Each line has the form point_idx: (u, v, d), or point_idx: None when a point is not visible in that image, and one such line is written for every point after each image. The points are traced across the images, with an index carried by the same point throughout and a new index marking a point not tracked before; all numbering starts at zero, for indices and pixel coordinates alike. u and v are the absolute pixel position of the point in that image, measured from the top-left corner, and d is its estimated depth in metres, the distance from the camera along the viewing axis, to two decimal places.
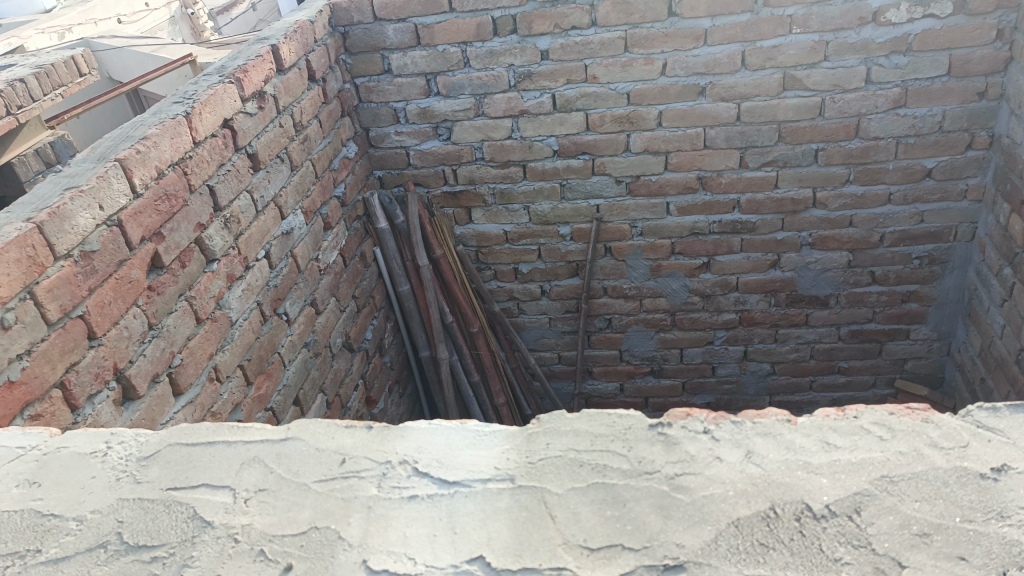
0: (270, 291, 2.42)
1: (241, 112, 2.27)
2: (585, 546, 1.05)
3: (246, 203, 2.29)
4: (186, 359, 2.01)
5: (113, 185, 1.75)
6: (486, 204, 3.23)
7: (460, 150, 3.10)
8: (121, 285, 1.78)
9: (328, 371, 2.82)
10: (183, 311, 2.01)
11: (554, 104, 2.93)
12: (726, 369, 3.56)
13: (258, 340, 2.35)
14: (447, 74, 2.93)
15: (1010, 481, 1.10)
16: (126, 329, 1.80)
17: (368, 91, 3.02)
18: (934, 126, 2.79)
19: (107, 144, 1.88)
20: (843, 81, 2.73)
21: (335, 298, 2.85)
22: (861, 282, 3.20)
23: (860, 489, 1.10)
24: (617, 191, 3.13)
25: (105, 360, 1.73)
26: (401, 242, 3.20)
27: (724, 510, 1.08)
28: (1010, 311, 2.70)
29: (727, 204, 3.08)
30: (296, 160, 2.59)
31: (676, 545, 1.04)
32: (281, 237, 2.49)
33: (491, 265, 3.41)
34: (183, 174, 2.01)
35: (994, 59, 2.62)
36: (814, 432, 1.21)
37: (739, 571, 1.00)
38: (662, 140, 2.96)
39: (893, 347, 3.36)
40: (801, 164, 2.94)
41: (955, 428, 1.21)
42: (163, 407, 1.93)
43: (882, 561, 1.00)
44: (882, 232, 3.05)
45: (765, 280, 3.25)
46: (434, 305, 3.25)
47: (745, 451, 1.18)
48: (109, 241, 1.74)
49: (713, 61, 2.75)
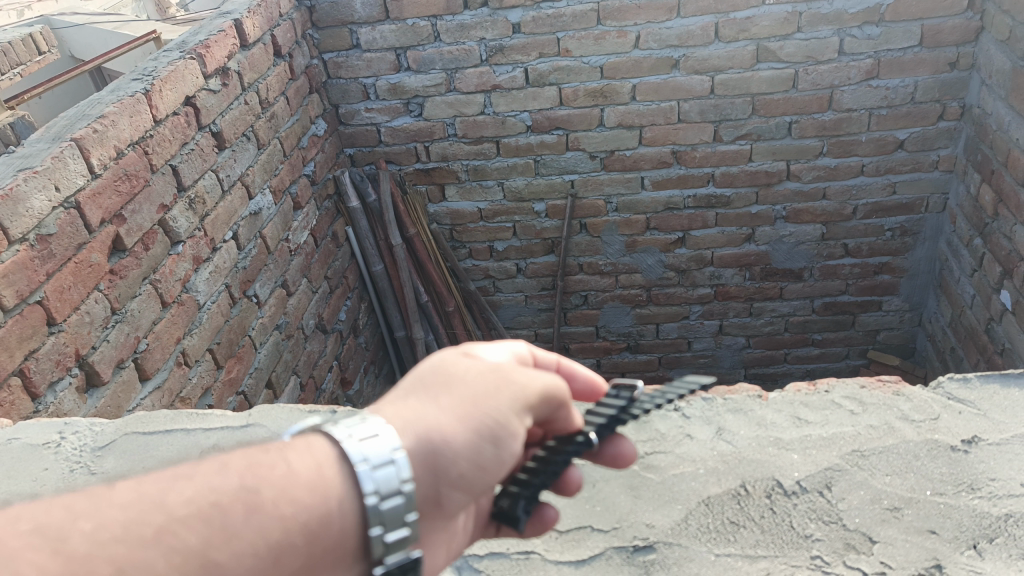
0: (239, 274, 2.36)
1: (204, 89, 2.20)
2: (554, 529, 1.13)
3: (211, 183, 2.22)
4: (153, 344, 1.96)
5: (69, 165, 1.68)
6: (460, 181, 3.18)
7: (432, 126, 3.04)
8: (81, 269, 1.72)
9: (302, 353, 2.77)
10: (147, 295, 1.95)
11: (527, 78, 2.88)
12: (701, 344, 3.57)
13: (228, 323, 2.30)
14: (417, 49, 2.87)
15: (979, 454, 1.15)
16: (88, 314, 1.74)
17: (336, 66, 2.95)
18: (906, 97, 2.78)
19: (62, 123, 1.81)
20: (816, 52, 2.71)
21: (306, 279, 2.80)
22: (835, 254, 3.21)
23: (831, 464, 1.15)
24: (592, 166, 3.09)
25: (66, 346, 1.68)
26: (373, 221, 3.16)
27: (695, 489, 1.15)
28: (980, 281, 2.72)
29: (702, 178, 3.06)
30: (263, 138, 2.52)
31: (646, 526, 1.10)
32: (249, 218, 2.42)
33: (466, 243, 3.37)
34: (144, 154, 1.94)
35: (965, 29, 2.61)
36: (785, 408, 1.27)
37: (709, 550, 1.06)
38: (635, 114, 2.93)
39: (866, 319, 3.39)
40: (775, 137, 2.92)
41: (926, 401, 1.26)
42: (129, 393, 1.89)
43: (853, 537, 1.05)
44: (855, 204, 3.06)
45: (740, 254, 3.25)
46: (408, 285, 3.22)
47: (715, 428, 1.25)
48: (67, 224, 1.68)
49: (686, 33, 2.72)
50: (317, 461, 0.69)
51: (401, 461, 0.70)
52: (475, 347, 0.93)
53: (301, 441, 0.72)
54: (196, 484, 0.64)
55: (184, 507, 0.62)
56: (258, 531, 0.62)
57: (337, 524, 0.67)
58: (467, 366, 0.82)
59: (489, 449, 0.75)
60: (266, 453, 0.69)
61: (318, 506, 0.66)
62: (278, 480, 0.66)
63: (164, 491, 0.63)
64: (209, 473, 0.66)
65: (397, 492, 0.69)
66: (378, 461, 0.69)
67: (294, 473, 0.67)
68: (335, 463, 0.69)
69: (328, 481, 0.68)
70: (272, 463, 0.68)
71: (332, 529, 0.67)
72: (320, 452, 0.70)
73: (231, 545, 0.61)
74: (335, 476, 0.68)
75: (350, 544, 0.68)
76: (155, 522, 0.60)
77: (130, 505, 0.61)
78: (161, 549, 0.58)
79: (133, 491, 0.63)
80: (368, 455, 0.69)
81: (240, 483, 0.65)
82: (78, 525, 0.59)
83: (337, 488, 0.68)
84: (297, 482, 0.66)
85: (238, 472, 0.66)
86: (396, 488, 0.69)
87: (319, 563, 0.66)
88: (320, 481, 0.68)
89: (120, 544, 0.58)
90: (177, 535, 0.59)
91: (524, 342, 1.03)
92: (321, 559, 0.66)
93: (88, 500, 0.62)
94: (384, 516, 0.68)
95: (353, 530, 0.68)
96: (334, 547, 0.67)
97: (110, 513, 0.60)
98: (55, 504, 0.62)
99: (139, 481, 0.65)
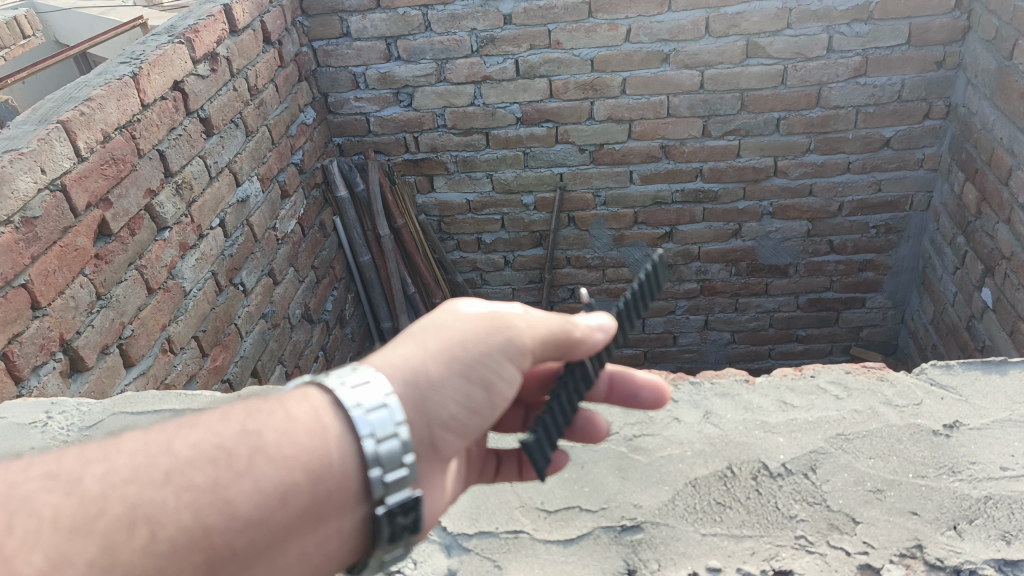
0: (225, 261, 2.35)
1: (192, 74, 2.19)
2: (542, 509, 1.15)
3: (198, 169, 2.21)
4: (138, 330, 1.95)
5: (55, 148, 1.67)
6: (449, 172, 3.18)
7: (421, 117, 3.03)
8: (66, 253, 1.71)
9: (288, 342, 2.76)
10: (133, 280, 1.94)
11: (517, 70, 2.88)
12: (687, 339, 3.59)
13: (214, 310, 2.29)
14: (407, 38, 2.86)
15: (961, 438, 1.18)
16: (73, 298, 1.73)
17: (326, 55, 2.93)
18: (893, 95, 2.80)
19: (49, 105, 1.79)
20: (806, 49, 2.72)
21: (293, 268, 2.79)
22: (820, 251, 3.24)
23: (816, 447, 1.18)
24: (581, 159, 3.10)
25: (51, 330, 1.67)
26: (361, 212, 3.15)
27: (682, 470, 1.17)
28: (963, 279, 2.75)
29: (690, 173, 3.08)
30: (251, 125, 2.51)
31: (633, 506, 1.12)
32: (236, 206, 2.41)
33: (454, 235, 3.37)
34: (131, 138, 1.92)
35: (952, 29, 2.64)
36: (771, 393, 1.32)
37: (695, 530, 1.08)
38: (625, 108, 2.93)
39: (850, 315, 3.42)
40: (763, 133, 2.94)
41: (909, 387, 1.30)
42: (113, 378, 1.88)
43: (837, 518, 1.07)
44: (841, 201, 3.09)
45: (727, 249, 3.28)
46: (395, 275, 3.23)
47: (703, 412, 1.29)
48: (53, 207, 1.67)
49: (676, 27, 2.73)
50: (313, 407, 0.76)
51: (394, 405, 0.76)
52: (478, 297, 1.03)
53: (297, 392, 0.79)
54: (201, 432, 0.71)
55: (189, 451, 0.68)
56: (262, 471, 0.69)
57: (338, 465, 0.73)
58: (453, 314, 0.88)
59: (481, 393, 0.84)
60: (265, 404, 0.77)
61: (318, 449, 0.73)
62: (278, 426, 0.73)
63: (169, 439, 0.70)
64: (213, 423, 0.73)
65: (393, 436, 0.75)
66: (370, 405, 0.75)
67: (294, 419, 0.74)
68: (330, 409, 0.76)
69: (325, 426, 0.75)
70: (273, 410, 0.75)
71: (334, 470, 0.73)
72: (315, 400, 0.77)
73: (238, 484, 0.67)
74: (331, 421, 0.75)
75: (352, 487, 0.74)
76: (163, 465, 0.66)
77: (135, 452, 0.68)
78: (172, 488, 0.64)
79: (139, 441, 0.69)
80: (362, 401, 0.75)
81: (242, 427, 0.72)
82: (88, 471, 0.65)
83: (335, 431, 0.74)
84: (296, 427, 0.73)
85: (239, 420, 0.73)
86: (392, 432, 0.76)
87: (323, 503, 0.72)
88: (318, 424, 0.75)
89: (131, 485, 0.64)
90: (186, 475, 0.66)
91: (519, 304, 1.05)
92: (327, 500, 0.73)
93: (97, 450, 0.69)
94: (382, 459, 0.75)
95: (353, 472, 0.74)
96: (337, 489, 0.73)
97: (118, 460, 0.66)
98: (66, 455, 0.68)
99: (142, 432, 0.72)
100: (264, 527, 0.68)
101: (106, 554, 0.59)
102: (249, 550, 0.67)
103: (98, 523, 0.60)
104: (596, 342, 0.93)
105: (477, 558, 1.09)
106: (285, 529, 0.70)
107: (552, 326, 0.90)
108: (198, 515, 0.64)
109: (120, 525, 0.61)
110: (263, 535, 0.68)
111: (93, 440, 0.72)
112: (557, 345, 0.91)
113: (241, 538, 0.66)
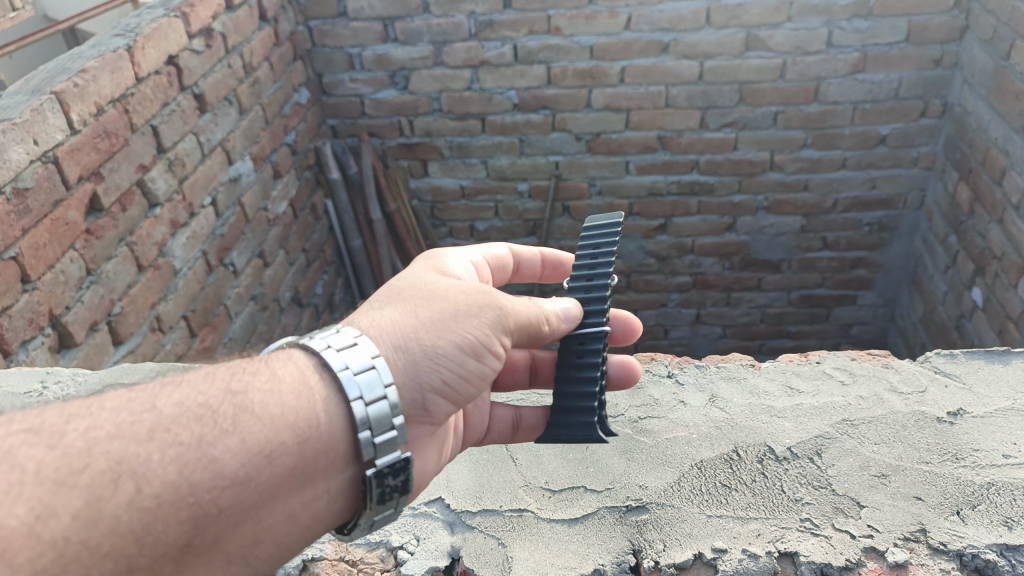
0: (216, 240, 2.32)
1: (187, 49, 2.16)
2: (546, 488, 1.15)
3: (191, 146, 2.18)
4: (128, 307, 1.93)
5: (48, 120, 1.64)
6: (443, 157, 3.16)
7: (417, 100, 3.01)
8: (57, 227, 1.68)
9: (277, 325, 2.75)
10: (123, 257, 1.91)
11: (515, 55, 2.86)
12: (678, 331, 3.61)
13: (204, 290, 2.26)
14: (405, 20, 2.82)
15: (963, 425, 1.19)
16: (62, 273, 1.71)
17: (321, 35, 2.89)
18: (890, 92, 2.81)
19: (41, 76, 1.75)
20: (805, 43, 2.72)
21: (284, 251, 2.77)
22: (813, 247, 3.25)
23: (822, 432, 1.19)
24: (577, 148, 3.09)
25: (40, 305, 1.65)
26: (353, 195, 3.14)
27: (688, 452, 1.18)
28: (953, 278, 2.77)
29: (686, 165, 3.08)
30: (244, 103, 2.47)
31: (639, 487, 1.13)
32: (228, 184, 2.38)
33: (447, 222, 3.36)
34: (124, 112, 1.89)
35: (950, 28, 2.65)
36: (778, 377, 1.34)
37: (702, 512, 1.08)
38: (623, 97, 2.92)
39: (840, 312, 3.44)
40: (760, 126, 2.95)
41: (913, 374, 1.33)
42: (102, 355, 1.86)
43: (842, 502, 1.08)
44: (836, 197, 3.10)
45: (720, 243, 3.28)
46: (386, 260, 3.22)
47: (709, 395, 1.30)
48: (44, 178, 1.64)
49: (677, 17, 2.71)
50: (300, 369, 0.84)
51: (381, 367, 0.84)
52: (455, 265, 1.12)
53: (282, 355, 0.86)
54: (183, 390, 0.77)
55: (173, 409, 0.74)
56: (248, 431, 0.75)
57: (325, 426, 0.81)
58: (445, 285, 0.98)
59: (473, 362, 0.93)
60: (251, 366, 0.84)
61: (304, 408, 0.80)
62: (264, 387, 0.80)
63: (152, 397, 0.76)
64: (196, 382, 0.80)
65: (381, 398, 0.83)
66: (357, 367, 0.83)
67: (280, 380, 0.82)
68: (316, 371, 0.84)
69: (312, 387, 0.82)
70: (259, 371, 0.83)
71: (321, 432, 0.80)
72: (301, 362, 0.85)
73: (224, 441, 0.74)
74: (317, 383, 0.83)
75: (341, 447, 0.82)
76: (147, 421, 0.72)
77: (119, 409, 0.73)
78: (156, 444, 0.70)
79: (123, 398, 0.75)
80: (349, 363, 0.83)
81: (228, 386, 0.79)
82: (72, 427, 0.70)
83: (321, 394, 0.82)
84: (283, 388, 0.81)
85: (224, 380, 0.80)
86: (380, 394, 0.83)
87: (310, 463, 0.79)
88: (303, 383, 0.82)
89: (115, 440, 0.69)
90: (170, 432, 0.72)
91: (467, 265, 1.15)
92: (315, 459, 0.80)
93: (80, 406, 0.74)
94: (371, 421, 0.82)
95: (342, 433, 0.82)
96: (323, 449, 0.81)
97: (100, 416, 0.72)
98: (50, 411, 0.72)
99: (126, 390, 0.77)
100: (250, 484, 0.74)
101: (91, 507, 0.64)
102: (235, 507, 0.73)
103: (82, 476, 0.65)
104: (560, 331, 1.06)
105: (481, 536, 1.09)
106: (271, 487, 0.76)
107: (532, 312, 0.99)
108: (183, 472, 0.70)
109: (104, 479, 0.66)
110: (249, 492, 0.74)
111: (79, 398, 0.77)
112: (531, 332, 1.00)
113: (227, 496, 0.72)
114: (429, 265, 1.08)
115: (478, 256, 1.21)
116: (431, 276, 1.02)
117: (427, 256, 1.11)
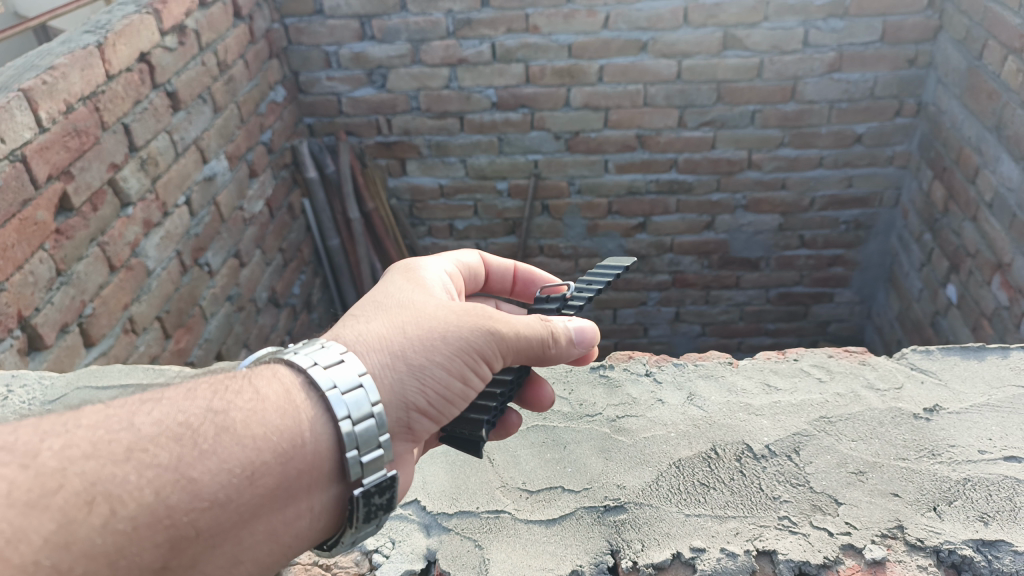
0: (191, 241, 2.28)
1: (159, 46, 2.12)
2: (523, 489, 1.14)
3: (164, 145, 2.14)
4: (99, 309, 1.89)
5: (16, 117, 1.60)
6: (422, 156, 3.13)
7: (394, 99, 2.98)
8: (26, 227, 1.64)
9: (254, 326, 2.71)
10: (95, 258, 1.87)
11: (494, 54, 2.84)
12: (658, 330, 3.62)
13: (178, 292, 2.23)
14: (382, 18, 2.80)
15: (941, 422, 1.20)
16: (31, 274, 1.67)
17: (298, 32, 2.86)
18: (866, 92, 2.84)
19: (8, 73, 1.70)
20: (782, 42, 2.73)
21: (260, 251, 2.73)
22: (791, 245, 3.27)
23: (799, 429, 1.19)
24: (555, 147, 3.09)
25: (9, 307, 1.61)
26: (330, 193, 3.11)
27: (666, 451, 1.18)
28: (929, 276, 2.80)
29: (665, 163, 3.08)
30: (219, 102, 2.43)
31: (617, 487, 1.12)
32: (202, 183, 2.34)
33: (426, 221, 3.34)
34: (95, 110, 1.85)
35: (925, 27, 2.67)
36: (755, 375, 1.34)
37: (681, 511, 1.08)
38: (602, 95, 2.92)
39: (818, 310, 3.47)
40: (738, 125, 2.96)
41: (891, 371, 1.33)
42: (73, 358, 1.82)
43: (819, 499, 1.08)
44: (813, 196, 3.12)
45: (699, 241, 3.29)
46: (365, 260, 3.19)
47: (687, 394, 1.30)
48: (12, 177, 1.60)
49: (655, 16, 2.71)
50: (285, 387, 0.82)
51: (368, 385, 0.83)
52: (431, 273, 1.10)
53: (265, 372, 0.84)
54: (163, 408, 0.75)
55: (151, 427, 0.72)
56: (228, 451, 0.73)
57: (310, 445, 0.79)
58: (431, 302, 0.97)
59: (457, 383, 0.92)
60: (233, 382, 0.82)
61: (289, 428, 0.78)
62: (246, 404, 0.78)
63: (131, 414, 0.74)
64: (177, 399, 0.77)
65: (369, 416, 0.82)
66: (345, 386, 0.82)
67: (263, 399, 0.80)
68: (301, 389, 0.82)
69: (297, 407, 0.81)
70: (241, 389, 0.80)
71: (305, 450, 0.79)
72: (285, 379, 0.83)
73: (203, 462, 0.71)
74: (303, 402, 0.81)
75: (325, 466, 0.80)
76: (124, 440, 0.70)
77: (96, 427, 0.71)
78: (133, 464, 0.68)
79: (99, 415, 0.73)
80: (337, 382, 0.82)
81: (208, 404, 0.77)
82: (46, 444, 0.67)
83: (304, 409, 0.81)
84: (266, 407, 0.79)
85: (205, 398, 0.78)
86: (367, 412, 0.82)
87: (293, 482, 0.78)
88: (288, 400, 0.81)
89: (90, 460, 0.67)
90: (147, 452, 0.69)
91: (441, 270, 1.14)
92: (298, 478, 0.78)
93: (55, 423, 0.71)
94: (358, 438, 0.81)
95: (329, 452, 0.80)
96: (307, 468, 0.79)
97: (77, 434, 0.69)
98: (24, 428, 0.70)
99: (103, 407, 0.75)
100: (229, 505, 0.72)
101: (62, 530, 0.61)
102: (214, 528, 0.71)
103: (55, 497, 0.63)
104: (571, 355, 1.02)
105: (457, 537, 1.08)
106: (253, 506, 0.75)
107: (536, 332, 0.97)
108: (159, 494, 0.67)
109: (77, 500, 0.63)
110: (228, 513, 0.72)
111: (54, 413, 0.75)
112: (531, 352, 0.98)
113: (205, 518, 0.70)
114: (407, 278, 1.06)
115: (452, 266, 1.19)
116: (417, 292, 1.00)
117: (404, 267, 1.09)
